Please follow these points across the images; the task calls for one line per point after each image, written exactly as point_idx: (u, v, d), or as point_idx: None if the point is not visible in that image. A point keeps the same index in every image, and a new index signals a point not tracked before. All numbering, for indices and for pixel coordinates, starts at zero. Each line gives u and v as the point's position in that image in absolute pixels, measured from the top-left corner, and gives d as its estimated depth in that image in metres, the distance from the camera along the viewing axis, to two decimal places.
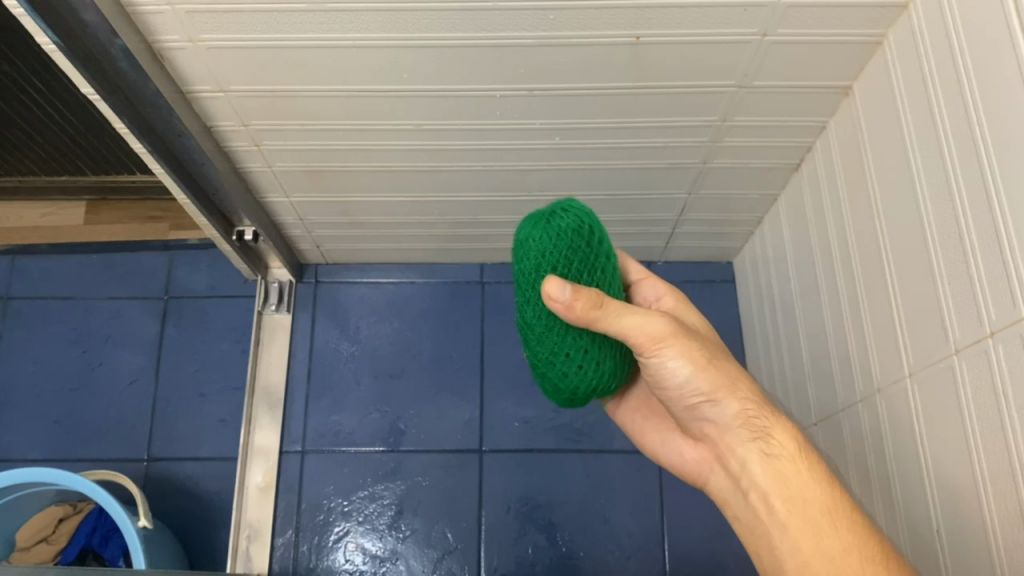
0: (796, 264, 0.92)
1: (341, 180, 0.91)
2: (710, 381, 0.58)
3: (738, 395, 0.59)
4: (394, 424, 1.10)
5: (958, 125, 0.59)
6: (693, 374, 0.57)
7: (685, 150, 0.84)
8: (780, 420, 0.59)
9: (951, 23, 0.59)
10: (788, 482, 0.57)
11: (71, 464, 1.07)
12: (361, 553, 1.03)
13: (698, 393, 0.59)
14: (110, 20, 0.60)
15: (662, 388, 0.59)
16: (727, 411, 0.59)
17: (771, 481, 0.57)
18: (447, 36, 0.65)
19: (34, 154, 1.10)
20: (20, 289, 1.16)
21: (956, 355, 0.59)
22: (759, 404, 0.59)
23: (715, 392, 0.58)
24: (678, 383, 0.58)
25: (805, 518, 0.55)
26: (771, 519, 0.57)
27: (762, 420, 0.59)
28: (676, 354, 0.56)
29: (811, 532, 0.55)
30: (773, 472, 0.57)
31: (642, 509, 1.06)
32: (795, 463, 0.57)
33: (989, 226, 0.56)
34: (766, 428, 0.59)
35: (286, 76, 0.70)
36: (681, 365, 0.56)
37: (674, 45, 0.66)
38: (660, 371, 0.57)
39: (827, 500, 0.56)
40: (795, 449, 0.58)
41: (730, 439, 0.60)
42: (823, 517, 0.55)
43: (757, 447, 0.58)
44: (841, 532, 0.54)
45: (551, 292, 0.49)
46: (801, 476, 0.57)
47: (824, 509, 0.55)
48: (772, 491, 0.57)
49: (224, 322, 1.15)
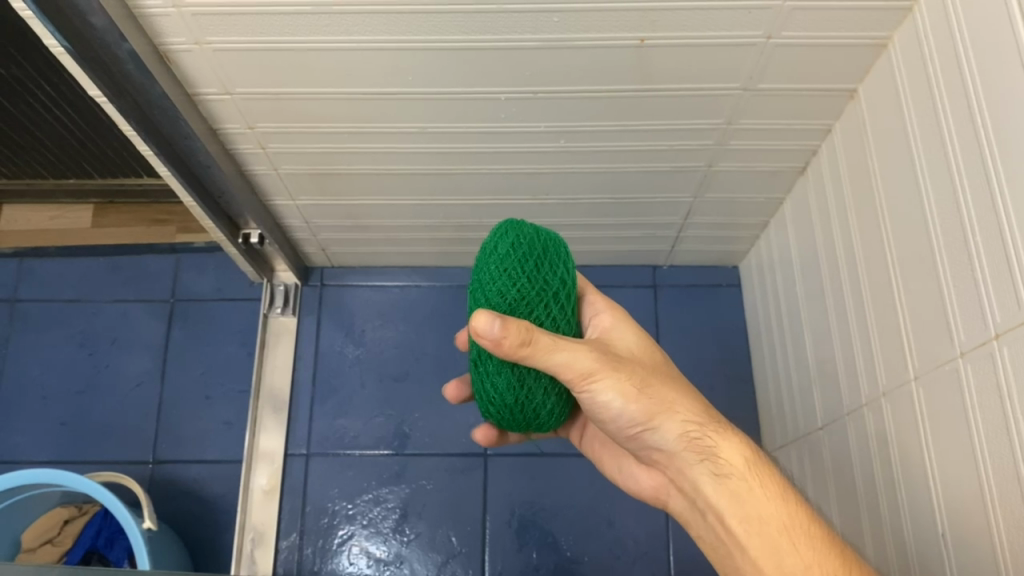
0: (801, 267, 0.92)
1: (347, 183, 0.91)
2: (643, 408, 0.57)
3: (676, 415, 0.58)
4: (398, 428, 1.10)
5: (962, 128, 0.59)
6: (624, 408, 0.56)
7: (691, 154, 0.84)
8: (725, 435, 0.58)
9: (955, 25, 0.59)
10: (741, 501, 0.56)
11: (79, 466, 1.07)
12: (366, 557, 1.03)
13: (634, 425, 0.58)
14: (119, 24, 0.61)
15: (602, 419, 0.58)
16: (669, 436, 0.58)
17: (725, 502, 0.56)
18: (453, 38, 0.65)
19: (41, 158, 1.11)
20: (29, 290, 1.17)
21: (960, 357, 0.59)
22: (700, 421, 0.58)
23: (651, 418, 0.57)
24: (611, 415, 0.57)
25: (762, 537, 0.55)
26: (731, 540, 0.56)
27: (705, 440, 0.58)
28: (609, 389, 0.55)
29: (770, 551, 0.54)
30: (726, 491, 0.56)
31: (647, 514, 1.05)
32: (748, 478, 0.56)
33: (995, 230, 0.55)
34: (711, 447, 0.58)
35: (292, 78, 0.71)
36: (614, 397, 0.56)
37: (680, 47, 0.67)
38: (594, 406, 0.56)
39: (784, 518, 0.55)
40: (746, 466, 0.57)
41: (679, 461, 0.59)
42: (780, 535, 0.54)
43: (707, 468, 0.57)
44: (798, 550, 0.53)
45: (480, 325, 0.48)
46: (754, 493, 0.56)
47: (780, 527, 0.54)
48: (727, 512, 0.56)
49: (230, 324, 1.15)
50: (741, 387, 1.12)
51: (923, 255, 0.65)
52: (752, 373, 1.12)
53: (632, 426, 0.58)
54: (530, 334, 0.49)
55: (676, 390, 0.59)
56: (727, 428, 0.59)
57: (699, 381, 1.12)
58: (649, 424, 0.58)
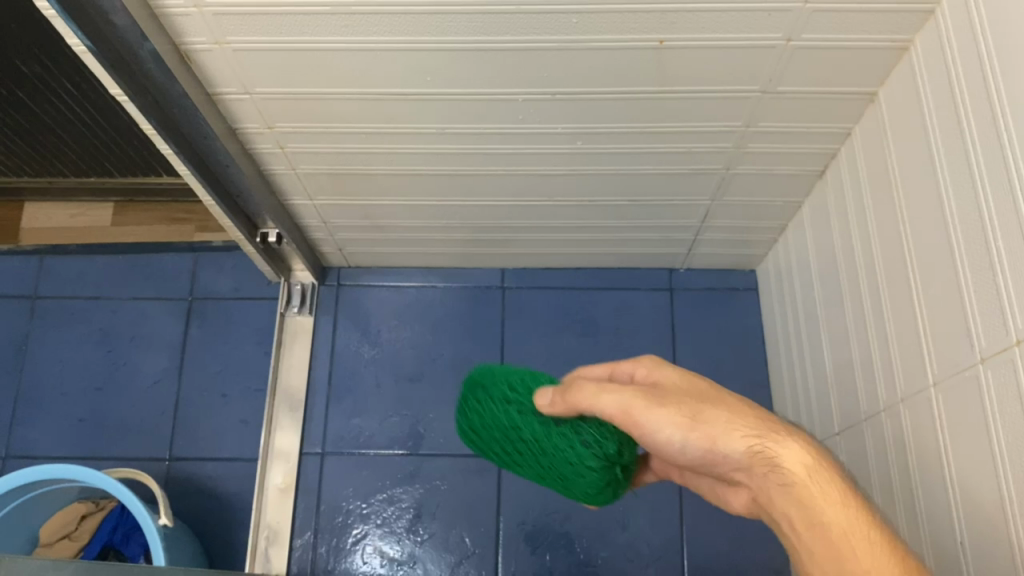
0: (818, 271, 0.91)
1: (365, 184, 0.91)
2: (699, 436, 0.54)
3: (730, 431, 0.53)
4: (413, 428, 1.10)
5: (984, 131, 0.58)
6: (680, 433, 0.54)
7: (709, 156, 0.83)
8: (783, 440, 0.52)
9: (978, 27, 0.58)
10: (811, 510, 0.49)
11: (97, 462, 1.08)
12: (379, 556, 1.04)
13: (694, 453, 0.55)
14: (140, 23, 0.61)
15: (667, 457, 0.56)
16: (729, 455, 0.54)
17: (797, 512, 0.50)
18: (472, 39, 0.65)
19: (64, 156, 1.13)
20: (47, 287, 1.18)
21: (981, 364, 0.59)
22: (755, 429, 0.53)
23: (708, 441, 0.54)
24: (673, 449, 0.55)
25: (827, 550, 0.48)
26: (808, 564, 0.49)
27: (767, 453, 0.52)
28: (659, 424, 0.54)
29: (834, 563, 0.47)
30: (796, 502, 0.50)
31: (662, 518, 1.05)
32: (810, 485, 0.50)
33: (1016, 236, 0.55)
34: (773, 458, 0.52)
35: (312, 78, 0.71)
36: (668, 431, 0.54)
37: (698, 49, 0.66)
38: (656, 446, 0.56)
39: (845, 523, 0.48)
40: (808, 472, 0.50)
41: (755, 479, 0.53)
42: (842, 539, 0.47)
43: (774, 481, 0.52)
44: (856, 554, 0.46)
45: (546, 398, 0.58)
46: (818, 500, 0.49)
47: (843, 535, 0.47)
48: (800, 527, 0.50)
49: (247, 322, 1.16)
50: (757, 392, 1.11)
51: (943, 259, 0.64)
52: (769, 378, 1.12)
53: (699, 458, 0.55)
54: (575, 396, 0.56)
55: (726, 403, 0.55)
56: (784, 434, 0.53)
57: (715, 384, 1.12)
58: (709, 450, 0.54)
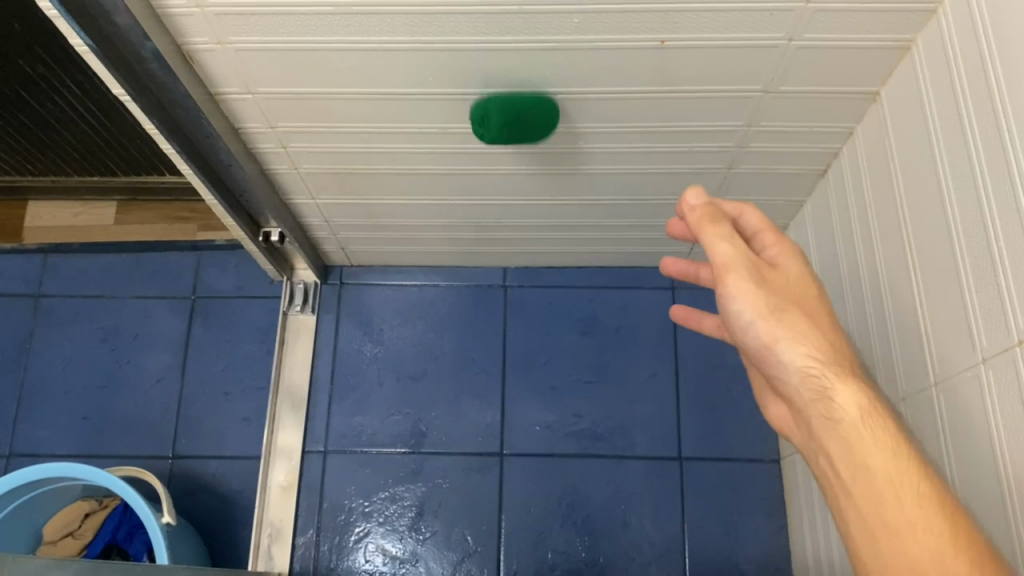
0: (821, 271, 0.91)
1: (367, 183, 0.91)
2: (767, 330, 0.55)
3: (800, 345, 0.54)
4: (416, 427, 1.10)
5: (987, 131, 0.58)
6: (755, 320, 0.55)
7: (711, 155, 0.83)
8: (845, 380, 0.54)
9: (981, 27, 0.58)
10: (852, 448, 0.53)
11: (100, 460, 1.08)
12: (381, 554, 1.04)
13: (759, 344, 0.56)
14: (142, 23, 0.61)
15: (736, 337, 0.58)
16: (791, 365, 0.55)
17: (837, 447, 0.54)
18: (473, 39, 0.65)
19: (67, 155, 1.13)
20: (50, 286, 1.18)
21: (982, 363, 0.59)
22: (824, 353, 0.54)
23: (774, 342, 0.55)
24: (743, 329, 0.56)
25: (866, 487, 0.52)
26: (841, 486, 0.54)
27: (821, 381, 0.54)
28: (743, 300, 0.55)
29: (871, 500, 0.52)
30: (839, 437, 0.54)
31: (664, 516, 1.05)
32: (860, 428, 0.53)
33: (1018, 235, 0.55)
34: (827, 389, 0.54)
35: (313, 78, 0.71)
36: (747, 312, 0.55)
37: (699, 49, 0.66)
38: (730, 318, 0.57)
39: (891, 473, 0.52)
40: (861, 415, 0.53)
41: (798, 396, 0.56)
42: (884, 487, 0.51)
43: (819, 411, 0.55)
44: (901, 503, 0.51)
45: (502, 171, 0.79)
46: (864, 443, 0.53)
47: (886, 480, 0.52)
48: (840, 461, 0.54)
49: (249, 321, 1.16)
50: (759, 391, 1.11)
51: (945, 259, 0.64)
52: None
53: (758, 351, 0.56)
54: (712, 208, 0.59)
55: (818, 323, 0.56)
56: (850, 369, 0.55)
57: (717, 383, 1.12)
58: (773, 348, 0.55)
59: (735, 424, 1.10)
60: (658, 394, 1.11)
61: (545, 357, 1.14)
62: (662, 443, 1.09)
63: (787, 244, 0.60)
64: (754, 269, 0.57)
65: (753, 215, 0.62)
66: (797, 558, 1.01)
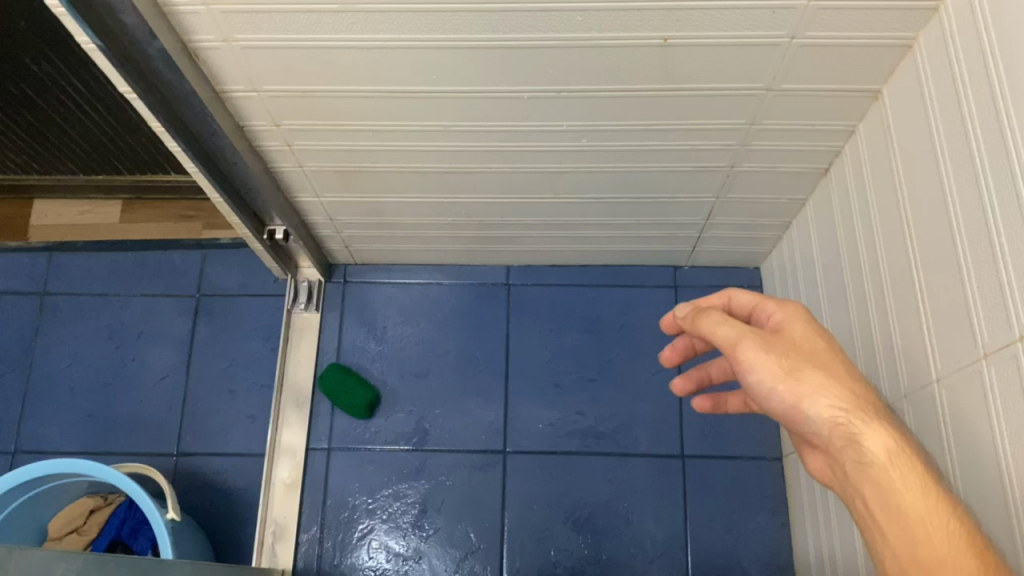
0: (823, 269, 0.91)
1: (371, 181, 0.92)
2: (788, 389, 0.55)
3: (821, 398, 0.54)
4: (419, 424, 1.11)
5: (989, 130, 0.59)
6: (772, 382, 0.55)
7: (715, 153, 0.84)
8: (871, 425, 0.53)
9: (982, 26, 0.58)
10: (884, 491, 0.52)
11: (106, 457, 1.09)
12: (385, 551, 1.04)
13: (782, 403, 0.56)
14: (149, 21, 0.62)
15: (760, 402, 0.58)
16: (817, 420, 0.54)
17: (869, 491, 0.53)
18: (477, 36, 0.66)
19: (72, 154, 1.14)
20: (56, 284, 1.19)
21: (984, 360, 0.59)
22: (845, 402, 0.54)
23: (796, 400, 0.55)
24: (761, 391, 0.56)
25: (899, 529, 0.51)
26: (876, 531, 0.53)
27: (849, 429, 0.53)
28: (755, 367, 0.56)
29: (905, 541, 0.50)
30: (870, 482, 0.52)
31: (666, 514, 1.05)
32: (889, 470, 0.52)
33: (1019, 230, 0.55)
34: (854, 436, 0.53)
35: (318, 76, 0.72)
36: (760, 377, 0.56)
37: (701, 48, 0.67)
38: (747, 383, 0.57)
39: (923, 509, 0.50)
40: (889, 456, 0.52)
41: (829, 448, 0.55)
42: (915, 526, 0.50)
43: (850, 457, 0.54)
44: (933, 537, 0.49)
45: None
46: (896, 484, 0.51)
47: (919, 517, 0.50)
48: (874, 504, 0.52)
49: (254, 319, 1.17)
50: None
51: (946, 258, 0.64)
52: None
53: (783, 410, 0.56)
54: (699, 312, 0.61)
55: (836, 372, 0.55)
56: (876, 413, 0.54)
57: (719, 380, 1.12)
58: (798, 407, 0.55)
59: (737, 422, 1.10)
60: (661, 392, 1.12)
61: (547, 356, 1.14)
62: (664, 441, 1.09)
63: (791, 306, 0.61)
64: (763, 337, 0.57)
65: (743, 294, 0.65)
66: (799, 556, 1.01)
